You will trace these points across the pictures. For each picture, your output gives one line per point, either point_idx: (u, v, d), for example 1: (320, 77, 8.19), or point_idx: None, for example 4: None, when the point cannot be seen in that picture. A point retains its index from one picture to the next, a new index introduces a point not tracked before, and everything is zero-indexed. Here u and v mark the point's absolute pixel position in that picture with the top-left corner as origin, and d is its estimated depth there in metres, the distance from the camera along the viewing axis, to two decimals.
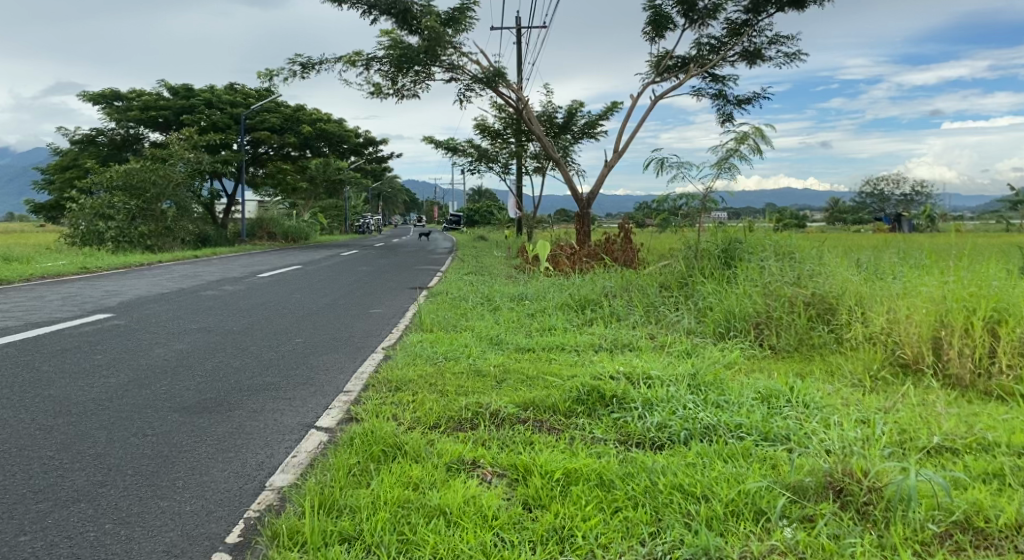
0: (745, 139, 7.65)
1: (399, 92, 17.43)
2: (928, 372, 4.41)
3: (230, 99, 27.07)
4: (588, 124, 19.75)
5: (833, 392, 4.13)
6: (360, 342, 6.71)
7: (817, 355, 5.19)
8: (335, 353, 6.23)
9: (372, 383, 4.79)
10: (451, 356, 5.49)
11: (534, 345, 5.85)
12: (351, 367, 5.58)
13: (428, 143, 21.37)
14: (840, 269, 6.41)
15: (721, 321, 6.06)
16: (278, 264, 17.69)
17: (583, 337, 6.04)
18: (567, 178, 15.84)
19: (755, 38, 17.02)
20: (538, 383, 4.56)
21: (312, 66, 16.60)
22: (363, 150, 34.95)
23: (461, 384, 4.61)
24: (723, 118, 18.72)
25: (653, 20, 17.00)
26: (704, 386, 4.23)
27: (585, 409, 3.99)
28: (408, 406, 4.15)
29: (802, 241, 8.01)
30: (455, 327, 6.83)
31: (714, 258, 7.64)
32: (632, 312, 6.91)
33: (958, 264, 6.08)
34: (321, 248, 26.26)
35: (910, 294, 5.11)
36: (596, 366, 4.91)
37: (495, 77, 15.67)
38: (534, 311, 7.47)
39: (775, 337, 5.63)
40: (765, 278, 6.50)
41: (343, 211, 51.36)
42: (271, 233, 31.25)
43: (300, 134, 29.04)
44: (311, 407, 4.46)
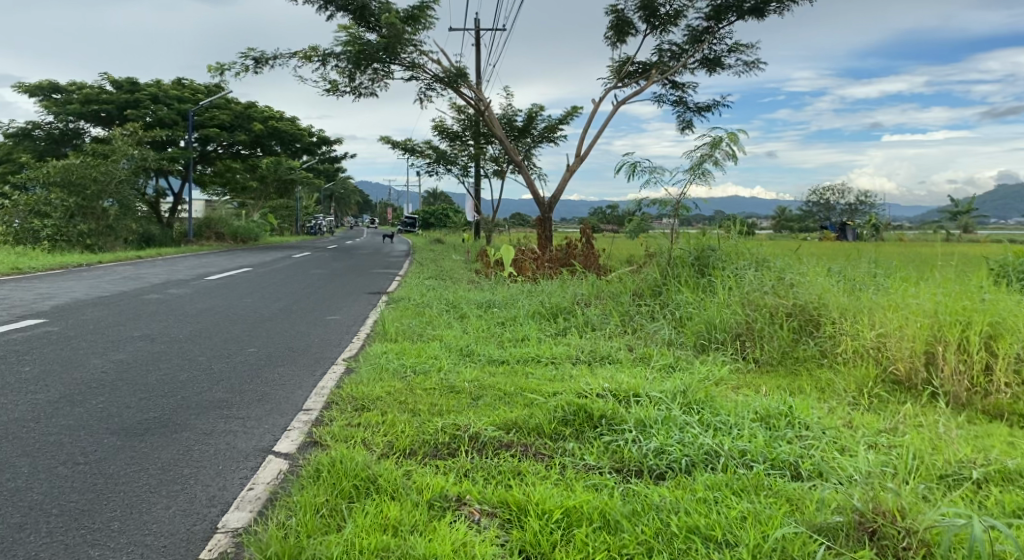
0: (718, 145, 7.45)
1: (357, 90, 16.90)
2: (922, 389, 4.27)
3: (178, 94, 26.04)
4: (548, 128, 19.51)
5: (831, 411, 3.93)
6: (320, 353, 6.25)
7: (804, 369, 5.00)
8: (293, 365, 5.77)
9: (336, 402, 4.38)
10: (419, 370, 5.11)
11: (507, 358, 5.51)
12: (311, 381, 5.15)
13: (385, 143, 20.85)
14: (818, 278, 6.27)
15: (700, 331, 5.84)
16: (227, 266, 16.93)
17: (558, 349, 5.74)
18: (529, 183, 15.58)
19: (715, 45, 17.05)
20: (517, 400, 4.24)
21: (265, 60, 15.96)
22: (316, 149, 34.09)
23: (434, 401, 4.25)
24: (682, 125, 18.75)
25: (615, 25, 16.90)
26: (695, 404, 3.97)
27: (572, 432, 3.68)
28: (377, 428, 3.78)
29: (774, 249, 7.88)
30: (421, 337, 6.44)
31: (687, 265, 7.44)
32: (607, 322, 6.65)
33: (936, 277, 6.02)
34: (273, 250, 25.43)
35: (897, 306, 4.99)
36: (577, 382, 4.61)
37: (456, 77, 15.31)
38: (503, 320, 7.13)
39: (757, 349, 5.42)
40: (743, 287, 6.31)
41: (295, 211, 50.17)
42: (220, 233, 30.15)
43: (251, 132, 28.11)
44: (268, 428, 4.02)
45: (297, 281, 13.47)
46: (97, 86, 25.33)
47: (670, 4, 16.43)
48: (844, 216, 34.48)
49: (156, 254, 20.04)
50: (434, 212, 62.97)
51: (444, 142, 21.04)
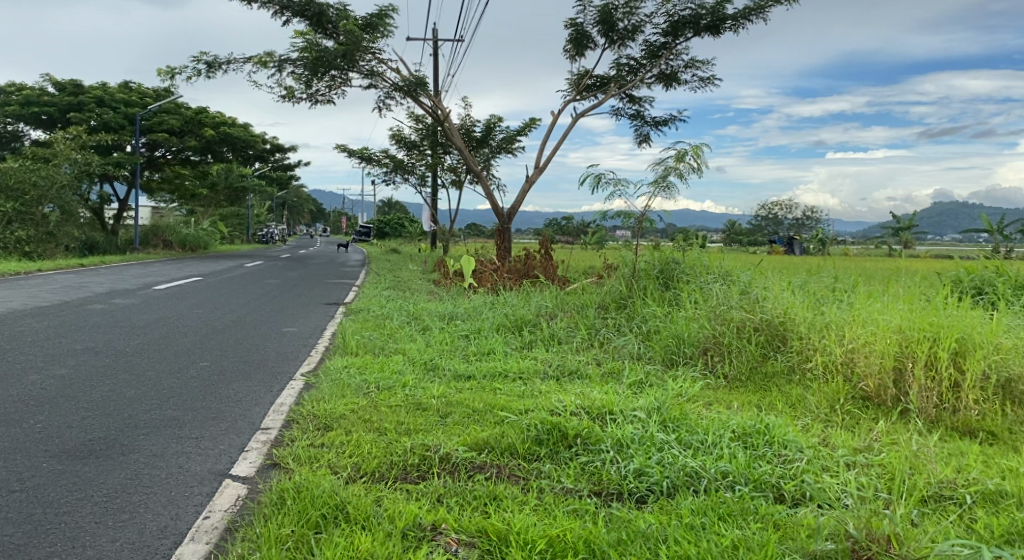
0: (683, 158, 7.46)
1: (313, 96, 16.57)
2: (892, 407, 4.35)
3: (124, 97, 25.15)
4: (507, 139, 19.45)
5: (806, 429, 3.93)
6: (277, 367, 5.97)
7: (773, 385, 5.01)
8: (249, 380, 5.48)
9: (296, 421, 4.14)
10: (383, 386, 4.92)
11: (474, 373, 5.35)
12: (270, 398, 4.88)
13: (341, 151, 20.48)
14: (782, 292, 6.33)
15: (667, 346, 5.80)
16: (175, 275, 16.32)
17: (526, 363, 5.62)
18: (488, 194, 15.47)
19: (672, 61, 17.27)
20: (487, 418, 4.10)
21: (218, 65, 15.50)
22: (269, 156, 33.36)
23: (400, 419, 4.08)
24: (639, 138, 18.93)
25: (574, 38, 16.99)
26: (671, 422, 3.90)
27: (546, 452, 3.57)
28: (341, 449, 3.59)
29: (736, 262, 7.95)
30: (383, 351, 6.22)
31: (652, 278, 7.41)
32: (574, 335, 6.56)
33: (895, 293, 6.17)
34: (224, 259, 24.73)
35: (865, 322, 5.07)
36: (547, 399, 4.49)
37: (415, 86, 15.12)
38: (468, 333, 6.96)
39: (725, 364, 5.41)
40: (709, 300, 6.32)
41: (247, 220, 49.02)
42: (167, 242, 29.14)
43: (201, 138, 27.31)
44: (224, 450, 3.76)
45: (250, 291, 13.03)
46: (39, 88, 24.29)
47: (628, 19, 16.59)
48: (792, 231, 35.39)
49: (100, 262, 19.23)
50: (390, 221, 62.31)
51: (402, 151, 20.78)
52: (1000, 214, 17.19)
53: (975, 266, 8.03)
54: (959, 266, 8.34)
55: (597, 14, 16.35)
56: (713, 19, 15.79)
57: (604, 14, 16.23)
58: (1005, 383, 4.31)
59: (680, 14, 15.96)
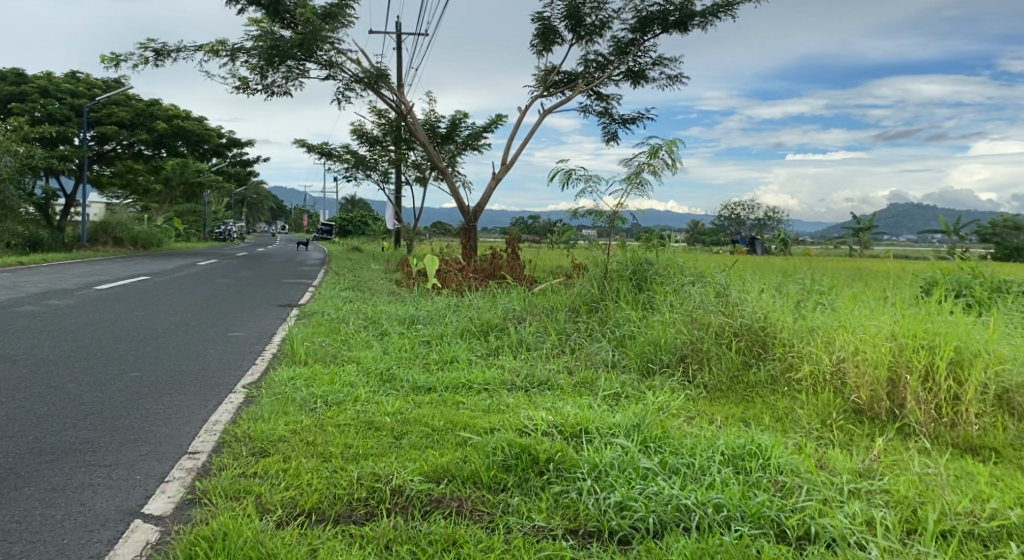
0: (656, 154, 7.09)
1: (269, 88, 15.85)
2: (887, 422, 4.04)
3: (71, 88, 23.96)
4: (472, 135, 18.96)
5: (799, 449, 3.58)
6: (217, 378, 5.39)
7: (757, 396, 4.66)
8: (183, 393, 4.90)
9: (229, 443, 3.62)
10: (332, 401, 4.43)
11: (435, 384, 4.90)
12: (204, 415, 4.32)
13: (300, 146, 19.72)
14: (761, 295, 6.00)
15: (643, 352, 5.41)
16: (122, 274, 15.44)
17: (491, 373, 5.17)
18: (453, 191, 14.98)
19: (640, 58, 16.99)
20: (447, 440, 3.65)
21: (167, 53, 14.70)
22: (226, 151, 32.27)
23: (349, 442, 3.60)
24: (607, 137, 18.64)
25: (540, 33, 16.59)
26: (652, 443, 3.50)
27: (515, 480, 3.14)
28: (277, 480, 3.10)
29: (710, 263, 7.61)
30: (335, 360, 5.71)
31: (624, 280, 7.02)
32: (543, 341, 6.14)
33: (879, 297, 5.90)
34: (177, 257, 23.71)
35: (852, 327, 4.77)
36: (515, 415, 4.06)
37: (376, 79, 14.53)
38: (429, 338, 6.50)
39: (705, 373, 5.03)
40: (686, 304, 5.95)
41: (204, 217, 47.54)
42: (118, 238, 27.57)
43: (154, 131, 26.09)
44: (139, 481, 3.21)
45: (200, 292, 12.30)
46: None
47: (596, 14, 16.24)
48: (753, 231, 35.61)
49: (42, 260, 18.19)
50: (352, 219, 61.20)
51: (363, 147, 20.11)
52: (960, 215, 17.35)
53: (947, 266, 7.88)
54: (935, 267, 8.13)
55: (564, 9, 15.97)
56: (681, 15, 15.53)
57: (571, 9, 15.84)
58: (1004, 395, 4.04)
59: (648, 9, 15.66)
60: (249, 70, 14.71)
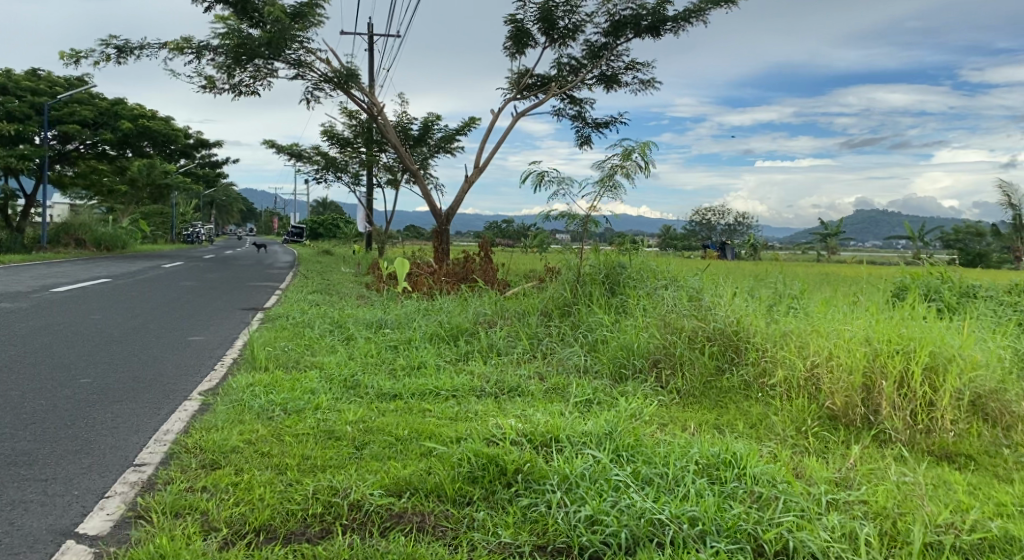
0: (629, 156, 7.00)
1: (237, 87, 15.48)
2: (861, 428, 3.98)
3: (31, 86, 23.24)
4: (445, 138, 18.77)
5: (774, 456, 3.48)
6: (172, 385, 5.12)
7: (730, 401, 4.56)
8: (135, 401, 4.63)
9: (178, 454, 3.40)
10: (292, 409, 4.23)
11: (401, 391, 4.73)
12: (155, 424, 4.07)
13: (269, 146, 19.31)
14: (734, 299, 5.95)
15: (615, 357, 5.30)
16: (82, 276, 14.94)
17: (460, 378, 5.02)
18: (425, 194, 14.78)
19: (612, 62, 16.98)
20: (411, 451, 3.48)
21: (130, 50, 14.27)
22: (193, 152, 31.58)
23: (307, 452, 3.41)
24: (580, 140, 18.60)
25: (513, 36, 16.49)
26: (625, 451, 3.39)
27: (481, 493, 2.99)
28: (227, 494, 2.91)
29: (683, 266, 7.55)
30: (298, 366, 5.50)
31: (597, 284, 6.91)
32: (514, 346, 5.99)
33: (852, 302, 5.87)
34: (141, 259, 23.10)
35: (826, 332, 4.72)
36: (482, 423, 3.91)
37: (347, 79, 14.26)
38: (396, 343, 6.32)
39: (678, 378, 4.93)
40: (660, 307, 5.86)
41: (171, 220, 46.54)
42: (80, 240, 26.74)
43: (118, 130, 25.40)
44: (76, 498, 2.97)
45: (162, 294, 11.90)
46: None
47: (569, 17, 16.18)
48: (723, 236, 35.79)
49: None
50: (324, 223, 60.46)
51: (334, 148, 19.79)
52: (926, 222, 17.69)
53: (916, 270, 7.91)
54: (904, 271, 8.15)
55: (537, 12, 15.89)
56: (654, 20, 15.55)
57: (544, 11, 15.76)
58: (977, 401, 4.01)
59: (621, 13, 15.65)
60: (215, 69, 14.33)
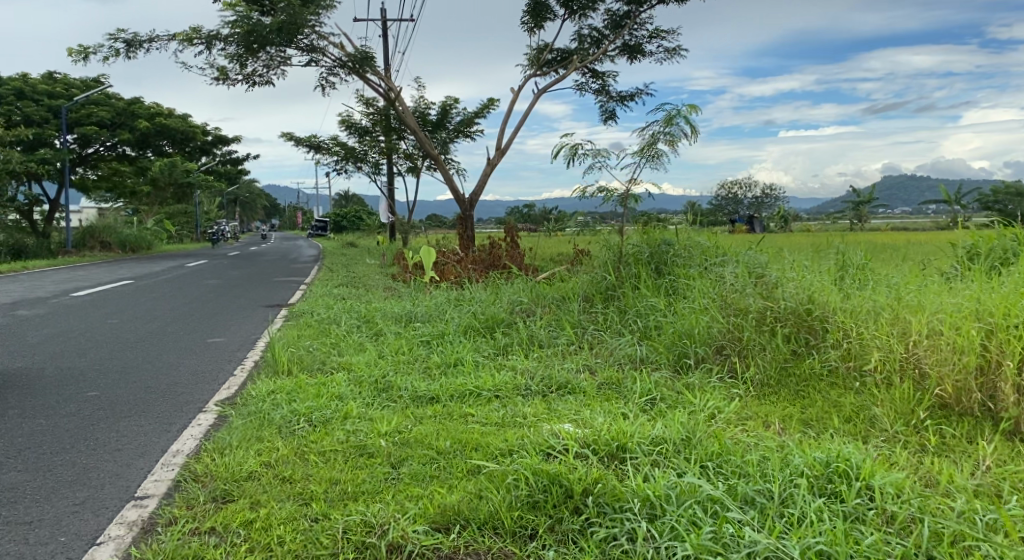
0: (671, 122, 6.37)
1: (250, 78, 15.02)
2: (981, 419, 3.35)
3: (48, 89, 23.08)
4: (464, 121, 18.19)
5: (890, 460, 2.88)
6: (187, 395, 4.67)
7: (812, 391, 3.97)
8: (144, 415, 4.19)
9: (187, 485, 2.95)
10: (318, 420, 3.75)
11: (437, 393, 4.22)
12: (164, 445, 3.62)
13: (286, 138, 18.88)
14: (800, 273, 5.32)
15: (673, 345, 4.72)
16: (104, 278, 14.71)
17: (502, 376, 4.48)
18: (447, 179, 14.24)
19: (636, 31, 16.20)
20: (457, 467, 2.97)
21: (140, 44, 13.88)
22: (213, 149, 31.34)
23: (334, 475, 2.93)
24: (604, 116, 17.90)
25: (531, 10, 15.79)
26: (712, 463, 2.84)
27: (548, 523, 2.47)
28: (240, 538, 2.45)
29: (734, 241, 6.91)
30: (323, 368, 5.03)
31: (641, 265, 6.30)
32: (557, 337, 5.45)
33: (939, 273, 5.19)
34: (165, 259, 22.92)
35: (922, 304, 4.07)
36: (535, 430, 3.38)
37: (362, 62, 13.70)
38: (429, 338, 5.82)
39: (747, 365, 4.36)
40: (717, 287, 5.27)
41: (197, 219, 46.68)
42: (105, 243, 26.65)
43: (136, 130, 25.17)
44: (62, 546, 2.51)
45: (182, 295, 11.54)
46: None
47: None
48: (752, 209, 34.67)
49: (20, 267, 17.39)
50: (347, 215, 60.30)
51: (353, 138, 19.30)
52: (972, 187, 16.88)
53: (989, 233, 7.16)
54: (976, 235, 7.38)
55: None
56: None
57: None
58: None
59: None
60: (227, 59, 13.88)
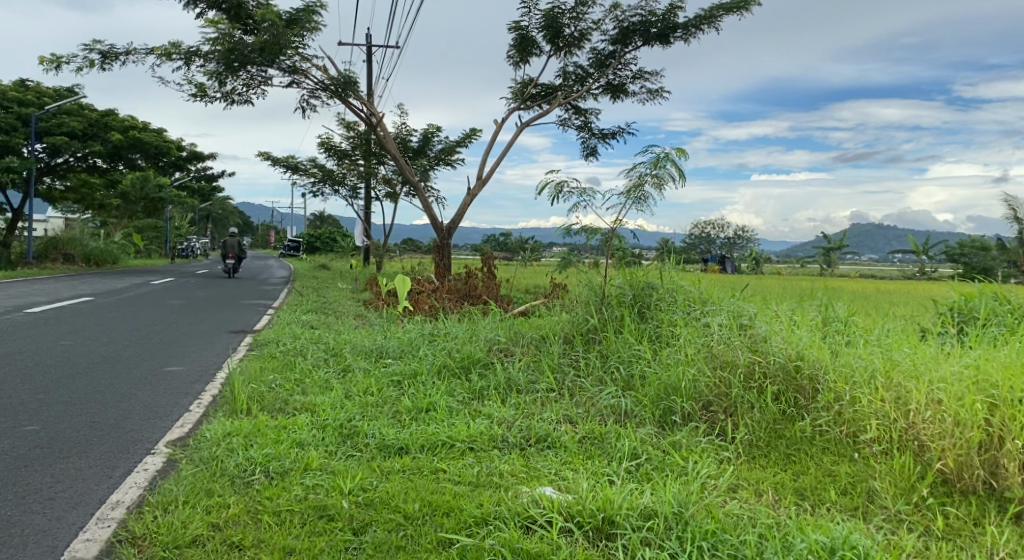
0: (659, 164, 6.21)
1: (229, 96, 14.73)
2: (985, 497, 3.14)
3: (19, 96, 22.47)
4: (445, 149, 18.05)
5: (895, 546, 2.67)
6: (136, 433, 4.31)
7: (805, 456, 3.76)
8: (84, 457, 3.83)
9: (122, 551, 2.64)
10: (276, 471, 3.44)
11: (407, 443, 3.92)
12: (102, 494, 3.28)
13: (263, 158, 18.52)
14: (789, 326, 5.16)
15: (658, 398, 4.49)
16: (62, 294, 14.12)
17: (478, 425, 4.21)
18: (425, 207, 14.01)
19: (620, 71, 16.29)
20: (426, 537, 2.71)
21: (116, 56, 13.54)
22: (188, 164, 30.72)
23: (289, 542, 2.67)
24: (586, 151, 17.90)
25: (517, 44, 15.80)
26: (707, 544, 2.61)
27: None
28: None
29: (717, 286, 6.76)
30: (285, 408, 4.70)
31: (625, 307, 6.07)
32: (536, 382, 5.20)
33: (928, 335, 5.05)
34: (131, 276, 22.19)
35: (920, 370, 3.90)
36: (513, 495, 3.11)
37: (344, 86, 13.49)
38: (400, 378, 5.51)
39: (737, 425, 4.14)
40: (703, 337, 5.07)
41: (166, 234, 45.67)
42: (69, 255, 25.78)
43: (108, 142, 24.57)
44: None
45: (143, 315, 11.04)
46: None
47: (575, 25, 15.49)
48: (724, 249, 34.99)
49: None
50: (321, 235, 59.63)
51: (332, 160, 19.02)
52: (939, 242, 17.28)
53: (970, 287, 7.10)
54: (958, 290, 7.31)
55: (541, 19, 15.18)
56: (664, 27, 14.85)
57: (549, 18, 15.08)
58: None
59: (630, 20, 14.96)
60: (206, 76, 13.60)
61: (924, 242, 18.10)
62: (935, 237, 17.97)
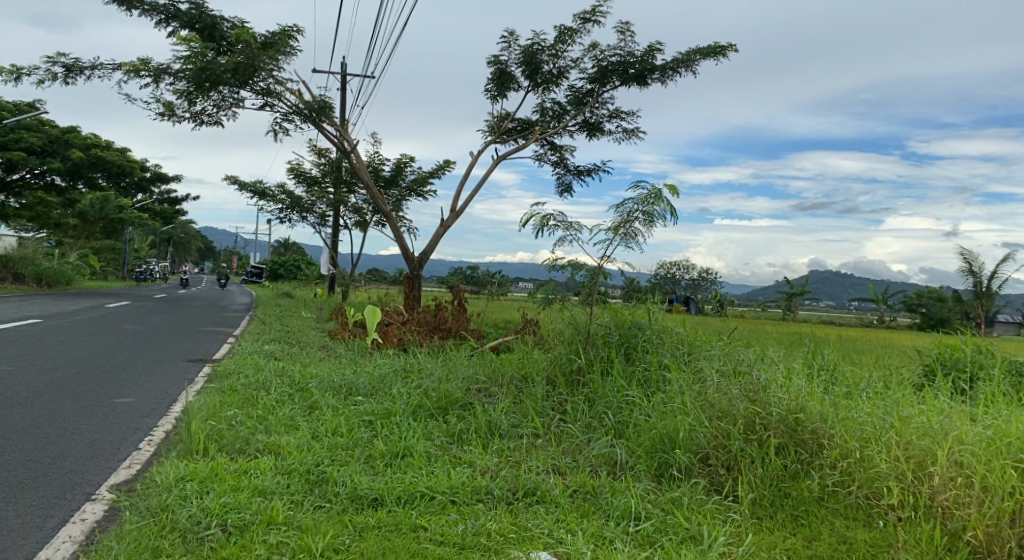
0: (649, 200, 6.02)
1: (197, 117, 14.30)
2: None
3: None
4: (418, 180, 17.77)
5: None
6: (76, 475, 3.85)
7: (816, 519, 3.49)
8: (14, 504, 3.36)
9: None
10: (235, 525, 3.05)
11: (381, 494, 3.54)
12: (30, 551, 2.83)
13: (230, 182, 18.00)
14: (785, 374, 4.93)
15: (653, 450, 4.19)
16: (8, 315, 13.31)
17: (459, 474, 3.85)
18: (397, 237, 13.65)
19: (596, 110, 16.32)
20: None
21: (81, 70, 13.04)
22: (151, 186, 29.91)
23: None
24: (560, 188, 17.82)
25: (495, 78, 15.73)
26: None
27: None
28: None
29: (701, 328, 6.52)
30: (244, 450, 4.26)
31: (611, 348, 5.78)
32: (520, 427, 4.86)
33: (926, 390, 4.85)
34: (85, 298, 21.20)
35: (935, 430, 3.68)
36: None
37: (319, 111, 13.19)
38: (372, 417, 5.11)
39: (740, 482, 3.85)
40: (696, 384, 4.81)
41: (123, 257, 44.24)
42: (19, 275, 24.61)
43: (67, 159, 23.77)
44: None
45: (94, 341, 10.40)
46: None
47: (553, 62, 15.50)
48: (688, 290, 35.15)
49: None
50: (285, 263, 58.44)
51: (301, 187, 18.59)
52: (899, 291, 17.50)
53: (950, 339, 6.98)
54: (937, 342, 7.19)
55: (521, 55, 15.17)
56: (642, 68, 14.93)
57: (528, 54, 15.07)
58: None
59: (608, 59, 15.04)
60: (175, 95, 13.18)
61: (885, 291, 18.37)
62: (895, 286, 18.22)
